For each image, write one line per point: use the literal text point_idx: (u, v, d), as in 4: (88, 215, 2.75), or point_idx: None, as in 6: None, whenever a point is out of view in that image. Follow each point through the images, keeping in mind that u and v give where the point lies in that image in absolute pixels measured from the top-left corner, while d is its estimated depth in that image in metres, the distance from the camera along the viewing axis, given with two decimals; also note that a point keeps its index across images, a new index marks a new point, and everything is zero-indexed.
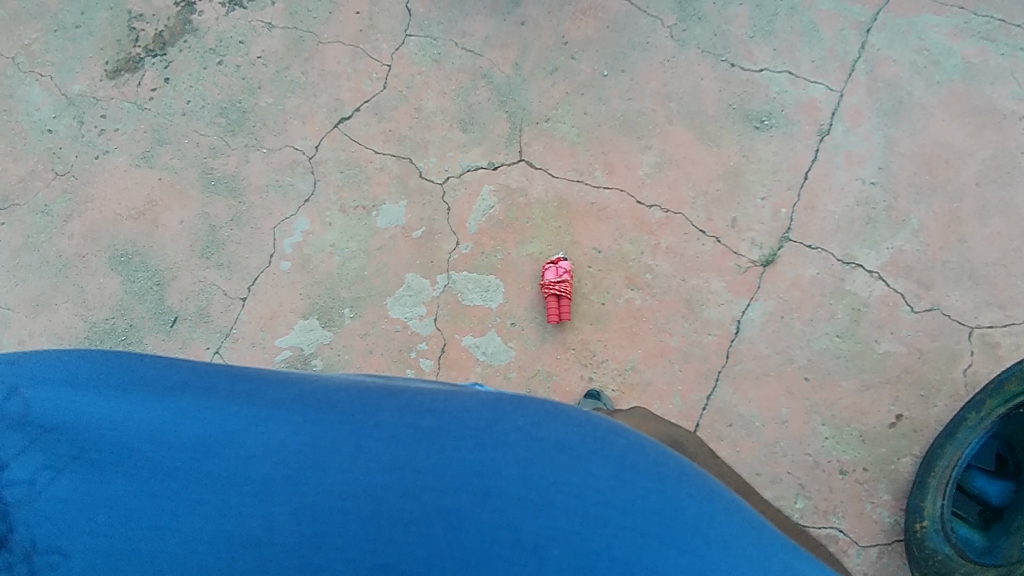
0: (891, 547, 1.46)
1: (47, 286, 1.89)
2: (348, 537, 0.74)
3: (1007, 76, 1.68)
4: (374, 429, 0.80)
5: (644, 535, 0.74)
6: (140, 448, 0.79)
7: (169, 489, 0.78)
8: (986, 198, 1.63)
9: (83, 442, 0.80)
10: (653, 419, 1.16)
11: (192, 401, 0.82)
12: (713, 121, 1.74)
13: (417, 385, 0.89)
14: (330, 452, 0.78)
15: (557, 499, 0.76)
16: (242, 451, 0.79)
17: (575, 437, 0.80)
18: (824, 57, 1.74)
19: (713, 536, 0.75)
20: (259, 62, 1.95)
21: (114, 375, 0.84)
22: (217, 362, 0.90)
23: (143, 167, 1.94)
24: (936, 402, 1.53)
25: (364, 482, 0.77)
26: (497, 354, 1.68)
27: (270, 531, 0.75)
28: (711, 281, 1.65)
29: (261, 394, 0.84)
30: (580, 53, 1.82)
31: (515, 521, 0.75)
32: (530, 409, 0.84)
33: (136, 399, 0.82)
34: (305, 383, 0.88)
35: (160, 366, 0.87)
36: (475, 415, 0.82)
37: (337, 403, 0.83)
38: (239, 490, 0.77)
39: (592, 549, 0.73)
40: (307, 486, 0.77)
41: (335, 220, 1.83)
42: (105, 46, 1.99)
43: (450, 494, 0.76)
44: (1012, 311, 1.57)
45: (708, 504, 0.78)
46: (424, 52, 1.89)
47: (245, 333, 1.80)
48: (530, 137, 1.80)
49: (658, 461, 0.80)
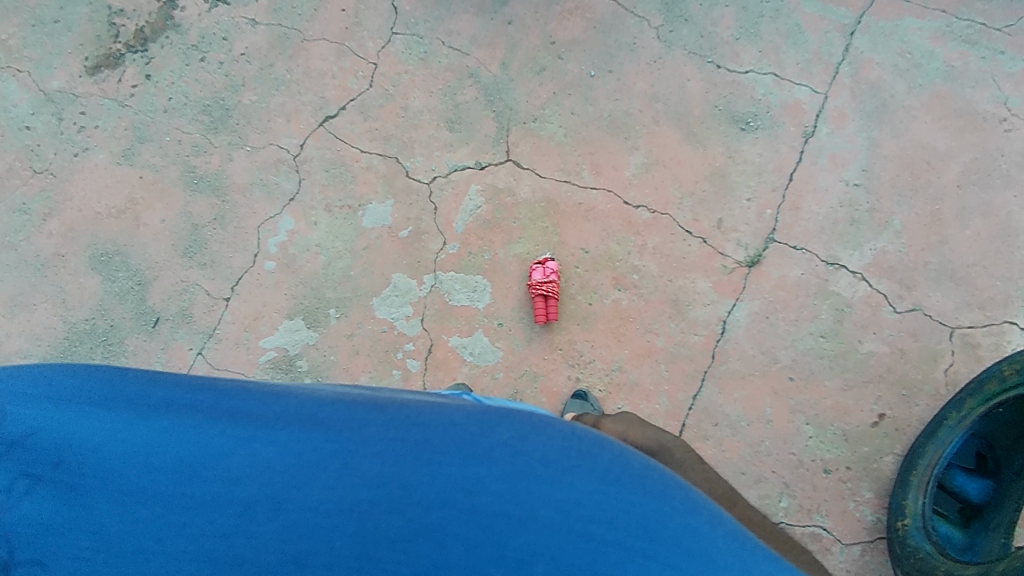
0: (874, 545, 1.47)
1: (25, 286, 1.85)
2: (332, 556, 0.73)
3: (987, 79, 1.70)
4: (358, 445, 0.79)
5: (628, 550, 0.73)
6: (122, 470, 0.78)
7: (151, 511, 0.77)
8: (967, 199, 1.65)
9: (65, 462, 0.79)
10: (640, 424, 1.16)
11: (175, 420, 0.81)
12: (699, 122, 1.75)
13: (404, 397, 0.89)
14: (314, 471, 0.78)
15: (542, 515, 0.75)
16: (226, 473, 0.78)
17: (560, 451, 0.80)
18: (808, 59, 1.75)
19: (697, 549, 0.74)
20: (242, 59, 1.93)
21: (96, 393, 0.84)
22: (199, 376, 0.89)
23: (124, 165, 1.91)
24: (918, 401, 1.55)
25: (349, 500, 0.76)
26: (484, 354, 1.67)
27: (254, 552, 0.74)
28: (697, 281, 1.66)
29: (245, 412, 0.83)
30: (567, 53, 1.82)
31: (500, 537, 0.74)
32: (516, 422, 0.83)
33: (118, 420, 0.81)
34: (289, 397, 0.87)
35: (141, 381, 0.86)
36: (460, 428, 0.81)
37: (322, 420, 0.82)
38: (223, 512, 0.76)
39: (576, 565, 0.73)
40: (292, 505, 0.76)
41: (320, 220, 1.81)
42: (85, 42, 1.96)
43: (435, 511, 0.75)
44: (991, 311, 1.59)
45: (692, 517, 0.78)
46: (410, 50, 1.88)
47: (229, 333, 1.78)
48: (517, 137, 1.79)
49: (643, 474, 0.80)
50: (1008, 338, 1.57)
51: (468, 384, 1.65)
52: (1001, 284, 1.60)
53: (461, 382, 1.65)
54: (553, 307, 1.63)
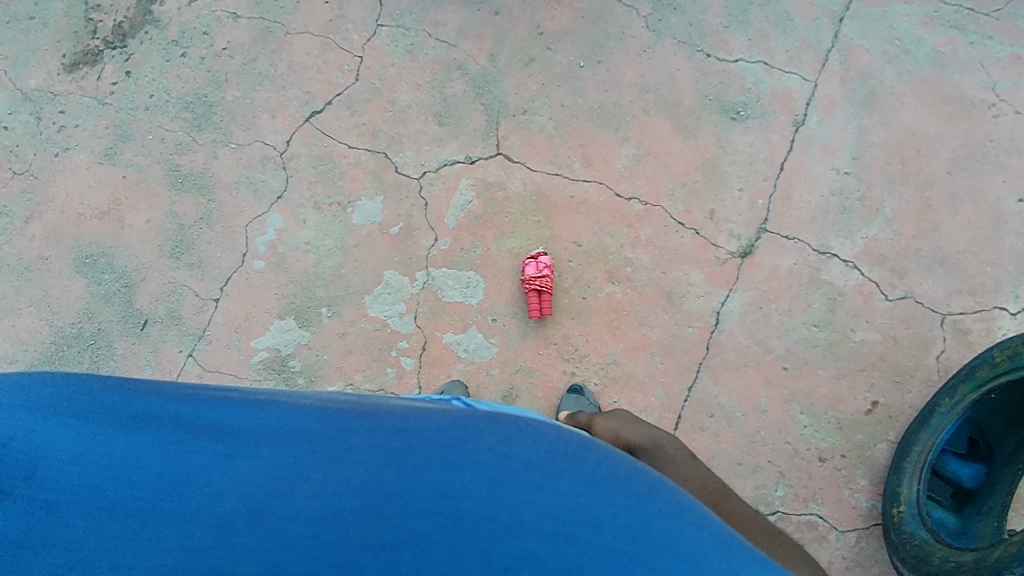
0: (869, 532, 1.46)
1: (9, 291, 1.81)
2: (314, 565, 0.73)
3: (975, 65, 1.70)
4: (342, 455, 0.78)
5: (612, 553, 0.72)
6: (102, 486, 0.78)
7: (130, 527, 0.76)
8: (956, 186, 1.65)
9: (43, 476, 0.78)
10: (632, 421, 1.17)
11: (154, 433, 0.80)
12: (690, 112, 1.74)
13: (388, 403, 0.87)
14: (298, 481, 0.77)
15: (528, 520, 0.74)
16: (206, 488, 0.77)
17: (546, 456, 0.80)
18: (798, 47, 1.74)
19: (683, 552, 0.73)
20: (225, 53, 1.89)
21: (73, 403, 0.83)
22: (182, 386, 0.86)
23: (106, 164, 1.87)
24: (910, 388, 1.56)
25: (332, 508, 0.75)
26: (478, 351, 1.66)
27: (234, 563, 0.73)
28: (690, 273, 1.65)
29: (225, 425, 0.82)
30: (556, 43, 1.79)
31: (484, 543, 0.73)
32: (501, 427, 0.83)
33: (94, 431, 0.80)
34: (271, 406, 0.85)
35: (116, 390, 0.84)
36: (446, 434, 0.80)
37: (304, 432, 0.81)
38: (204, 526, 0.75)
39: (561, 568, 0.72)
40: (273, 516, 0.75)
41: (309, 218, 1.79)
42: (61, 38, 1.91)
43: (418, 517, 0.75)
44: (982, 297, 1.60)
45: (679, 520, 0.75)
46: (396, 43, 1.85)
47: (220, 334, 1.76)
48: (507, 130, 1.77)
49: (629, 477, 0.79)
50: (998, 324, 1.59)
51: (463, 381, 1.64)
52: (991, 270, 1.61)
53: (455, 379, 1.64)
54: (547, 302, 1.62)
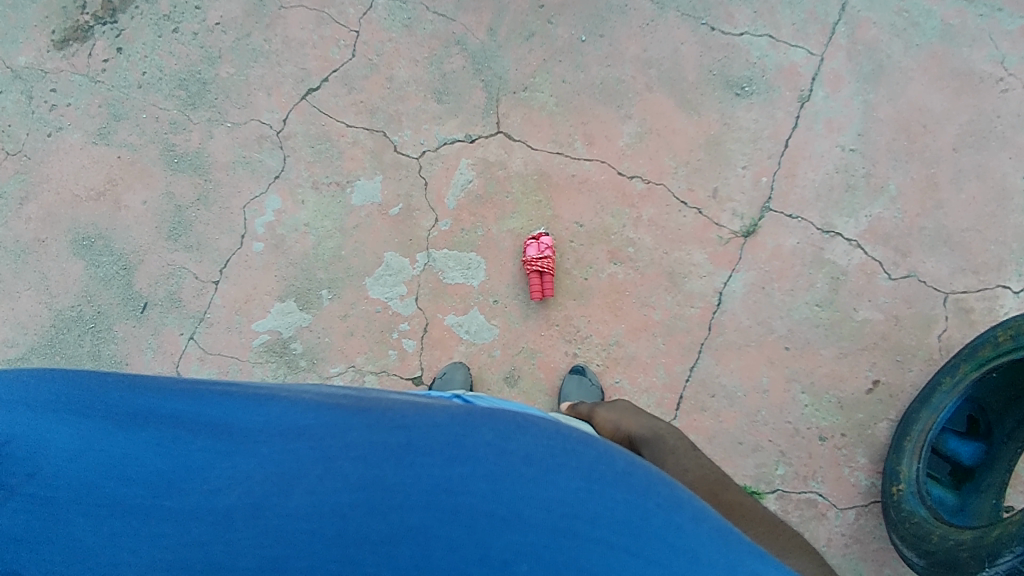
0: (868, 509, 1.48)
1: (7, 274, 1.80)
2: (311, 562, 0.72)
3: (985, 38, 1.66)
4: (339, 450, 0.78)
5: (610, 546, 0.72)
6: (101, 483, 0.78)
7: (127, 525, 0.75)
8: (962, 163, 1.63)
9: (43, 473, 0.79)
10: (635, 414, 1.14)
11: (155, 431, 0.81)
12: (693, 88, 1.70)
13: (389, 399, 0.86)
14: (295, 478, 0.77)
15: (527, 513, 0.74)
16: (204, 485, 0.77)
17: (544, 450, 0.78)
18: (804, 19, 1.70)
19: (680, 545, 0.73)
20: (217, 29, 1.84)
21: (74, 399, 0.84)
22: (179, 381, 0.88)
23: (100, 144, 1.84)
24: (912, 367, 1.56)
25: (329, 503, 0.75)
26: (480, 332, 1.65)
27: (231, 558, 0.73)
28: (693, 253, 1.64)
29: (225, 423, 0.82)
30: (557, 17, 1.75)
31: (482, 538, 0.73)
32: (499, 422, 0.81)
33: (96, 430, 0.81)
34: (271, 402, 0.85)
35: (120, 387, 0.85)
36: (443, 429, 0.79)
37: (302, 428, 0.81)
38: (202, 522, 0.75)
39: (558, 561, 0.72)
40: (272, 511, 0.75)
41: (308, 198, 1.77)
42: (50, 14, 1.86)
43: (416, 512, 0.74)
44: (985, 276, 1.59)
45: (675, 513, 0.75)
46: (393, 17, 1.80)
47: (220, 317, 1.75)
48: (507, 108, 1.74)
49: (626, 471, 0.78)
50: (1001, 302, 1.58)
51: (465, 362, 1.64)
52: (995, 248, 1.60)
53: (458, 360, 1.64)
54: (547, 282, 1.61)
